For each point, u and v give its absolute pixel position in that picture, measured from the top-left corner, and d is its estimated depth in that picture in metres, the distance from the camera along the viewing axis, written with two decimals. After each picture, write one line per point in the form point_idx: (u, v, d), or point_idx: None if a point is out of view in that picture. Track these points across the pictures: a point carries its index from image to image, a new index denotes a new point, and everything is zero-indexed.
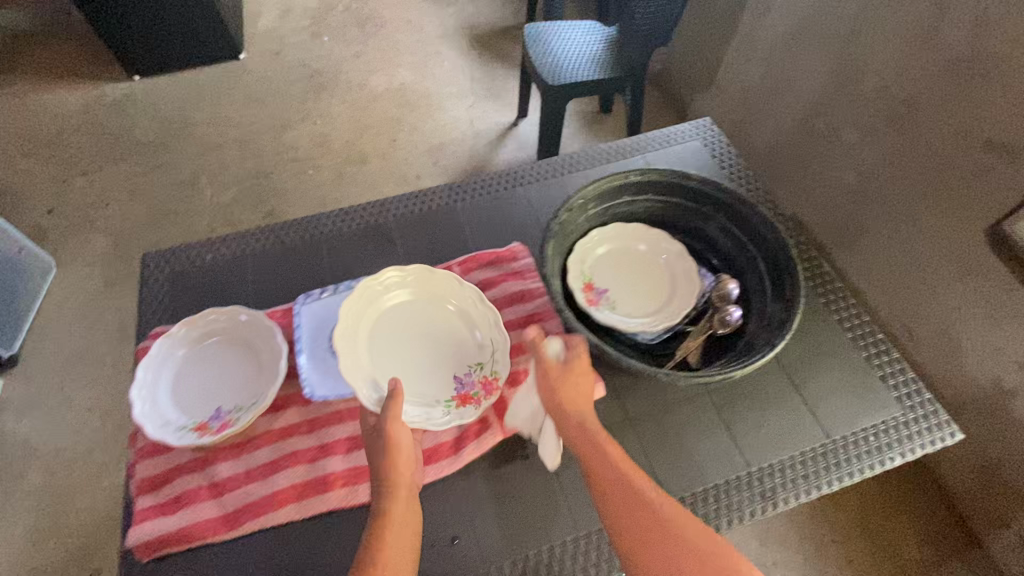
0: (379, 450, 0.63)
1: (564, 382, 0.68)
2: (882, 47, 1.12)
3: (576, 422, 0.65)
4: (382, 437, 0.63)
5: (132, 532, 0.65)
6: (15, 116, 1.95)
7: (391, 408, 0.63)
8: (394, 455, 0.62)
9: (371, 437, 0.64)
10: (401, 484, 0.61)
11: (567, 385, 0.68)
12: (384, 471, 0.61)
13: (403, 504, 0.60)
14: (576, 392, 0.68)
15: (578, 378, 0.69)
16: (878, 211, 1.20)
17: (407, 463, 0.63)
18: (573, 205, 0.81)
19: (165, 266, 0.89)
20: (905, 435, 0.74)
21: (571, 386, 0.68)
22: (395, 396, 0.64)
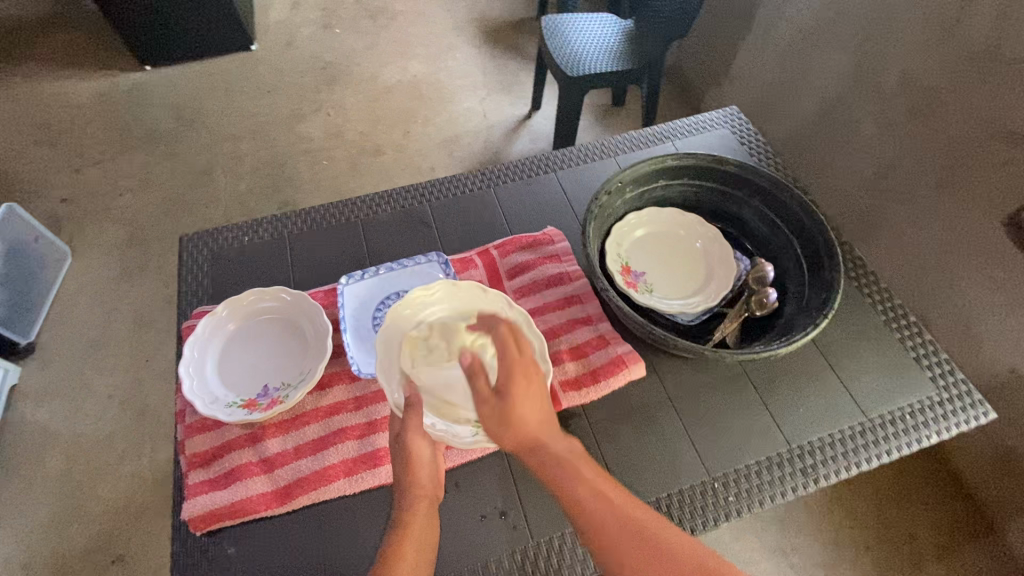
0: (400, 462, 0.61)
1: (518, 401, 0.54)
2: (901, 39, 1.13)
3: (551, 459, 0.56)
4: (402, 447, 0.61)
5: (186, 505, 0.66)
6: (28, 105, 1.94)
7: (410, 420, 0.60)
8: (415, 466, 0.61)
9: (393, 442, 0.63)
10: (423, 496, 0.61)
11: (524, 404, 0.55)
12: (405, 483, 0.61)
13: (424, 516, 0.60)
14: (534, 406, 0.56)
15: (527, 392, 0.55)
16: (893, 202, 1.20)
17: (429, 474, 0.62)
18: (612, 188, 0.82)
19: (205, 249, 0.90)
20: (941, 414, 0.76)
21: (528, 407, 0.55)
22: (414, 405, 0.60)
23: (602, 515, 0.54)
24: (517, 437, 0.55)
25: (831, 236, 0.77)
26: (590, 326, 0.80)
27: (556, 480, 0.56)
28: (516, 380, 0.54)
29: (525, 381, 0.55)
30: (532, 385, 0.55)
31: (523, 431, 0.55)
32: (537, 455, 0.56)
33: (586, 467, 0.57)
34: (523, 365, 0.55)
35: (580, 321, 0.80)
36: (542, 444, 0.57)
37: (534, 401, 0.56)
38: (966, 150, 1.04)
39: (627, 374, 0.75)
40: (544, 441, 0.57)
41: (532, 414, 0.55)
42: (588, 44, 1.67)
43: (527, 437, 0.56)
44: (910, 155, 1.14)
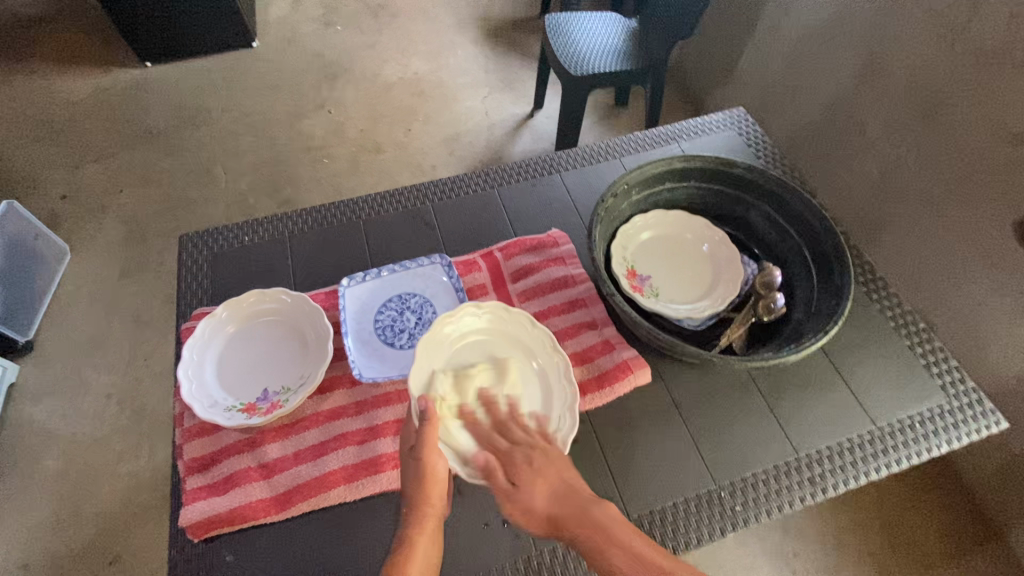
0: (413, 475, 0.60)
1: (525, 484, 0.61)
2: (910, 39, 1.11)
3: (582, 527, 0.59)
4: (417, 458, 0.60)
5: (184, 512, 0.65)
6: (27, 101, 1.93)
7: (427, 432, 0.60)
8: (428, 482, 0.60)
9: (408, 452, 0.62)
10: (431, 513, 0.60)
11: (531, 486, 0.61)
12: (415, 498, 0.60)
13: (430, 533, 0.60)
14: (545, 483, 0.62)
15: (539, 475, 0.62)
16: (901, 207, 1.17)
17: (440, 491, 0.61)
18: (618, 190, 0.81)
19: (204, 249, 0.89)
20: (952, 423, 0.75)
21: (533, 488, 0.61)
22: (431, 419, 0.60)
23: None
24: (538, 516, 0.60)
25: (841, 240, 0.76)
26: (595, 331, 0.79)
27: (592, 552, 0.57)
28: (517, 466, 0.62)
29: (529, 460, 0.62)
30: (536, 464, 0.62)
31: (540, 508, 0.61)
32: (567, 528, 0.59)
33: (620, 530, 0.58)
34: (526, 450, 0.63)
35: (585, 326, 0.79)
36: (571, 516, 0.60)
37: (542, 475, 0.62)
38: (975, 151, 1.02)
39: (633, 380, 0.74)
40: (570, 512, 0.60)
41: (546, 491, 0.61)
42: (594, 43, 1.65)
43: (546, 513, 0.60)
44: (919, 156, 1.12)
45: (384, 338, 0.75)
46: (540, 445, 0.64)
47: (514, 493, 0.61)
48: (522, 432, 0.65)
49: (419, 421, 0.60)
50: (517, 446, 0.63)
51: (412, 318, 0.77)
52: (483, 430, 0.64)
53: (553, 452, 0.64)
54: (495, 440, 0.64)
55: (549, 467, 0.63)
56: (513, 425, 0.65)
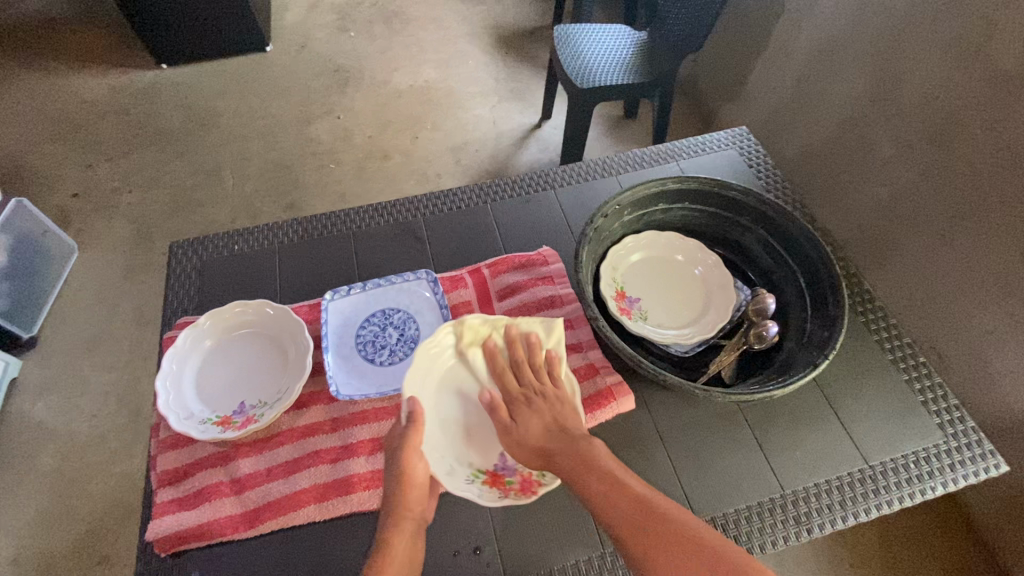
0: (392, 477, 0.59)
1: (523, 419, 0.64)
2: (917, 57, 1.05)
3: (569, 457, 0.60)
4: (396, 462, 0.59)
5: (152, 525, 0.65)
6: (45, 100, 1.97)
7: (411, 433, 0.59)
8: (407, 483, 0.59)
9: (388, 451, 0.60)
10: (409, 516, 0.59)
11: (529, 421, 0.64)
12: (393, 501, 0.58)
13: (408, 539, 0.58)
14: (540, 420, 0.64)
15: (533, 412, 0.64)
16: (912, 230, 1.07)
17: (419, 495, 0.60)
18: (608, 210, 0.79)
19: (194, 257, 0.89)
20: (948, 464, 0.72)
21: (530, 419, 0.64)
22: (417, 421, 0.59)
23: (624, 508, 0.55)
24: (528, 448, 0.62)
25: (837, 269, 0.73)
26: (580, 354, 0.77)
27: (575, 478, 0.59)
28: (520, 403, 0.65)
29: (529, 400, 0.65)
30: (537, 403, 0.65)
31: (534, 442, 0.62)
32: (556, 461, 0.61)
33: (603, 462, 0.59)
34: (524, 391, 0.66)
35: (569, 348, 0.78)
36: (560, 449, 0.61)
37: (539, 412, 0.64)
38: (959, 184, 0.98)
39: (616, 407, 0.72)
40: (562, 446, 0.61)
41: (539, 427, 0.63)
42: (600, 55, 1.63)
43: (538, 445, 0.62)
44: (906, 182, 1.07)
45: (364, 355, 0.74)
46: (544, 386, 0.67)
47: (512, 428, 0.63)
48: (530, 372, 0.67)
49: (405, 422, 0.59)
50: (523, 386, 0.66)
51: (394, 334, 0.76)
52: (499, 364, 0.68)
53: (553, 395, 0.66)
54: (502, 376, 0.67)
55: (551, 409, 0.65)
56: (523, 366, 0.68)
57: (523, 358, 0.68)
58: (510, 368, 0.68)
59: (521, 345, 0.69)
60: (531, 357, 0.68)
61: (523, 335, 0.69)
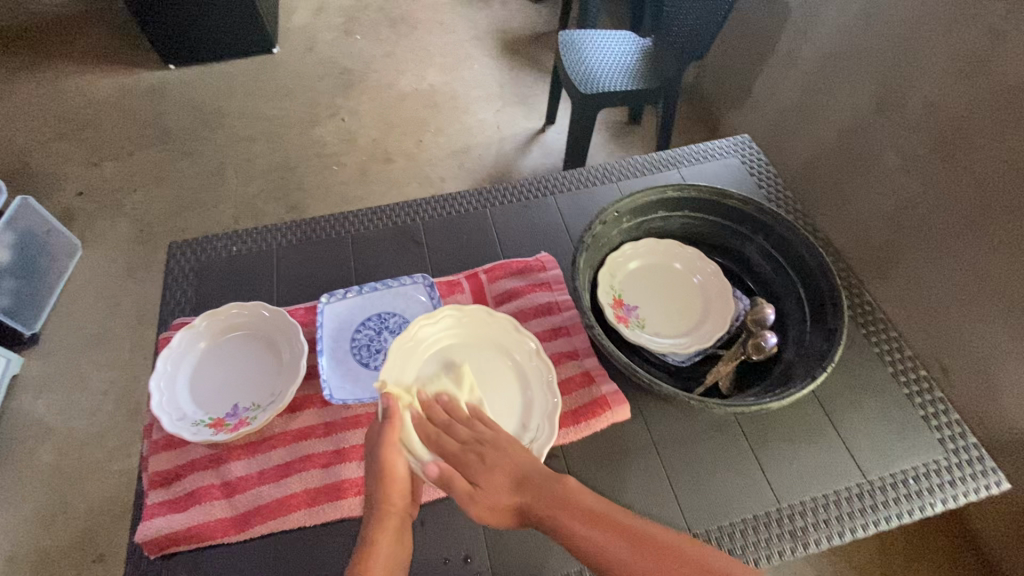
0: (372, 474, 0.59)
1: (484, 481, 0.58)
2: (923, 68, 1.04)
3: (548, 503, 0.57)
4: (377, 459, 0.58)
5: (142, 527, 0.64)
6: (54, 98, 1.99)
7: (387, 430, 0.59)
8: (388, 480, 0.59)
9: (369, 447, 0.60)
10: (393, 512, 0.58)
11: (490, 480, 0.58)
12: (376, 495, 0.58)
13: (393, 534, 0.57)
14: (502, 474, 0.59)
15: (490, 470, 0.59)
16: (916, 239, 1.05)
17: (403, 490, 0.59)
18: (607, 217, 0.78)
19: (192, 258, 0.90)
20: (949, 481, 0.71)
21: (490, 478, 0.58)
22: (393, 418, 0.60)
23: (619, 547, 0.53)
24: (501, 510, 0.58)
25: (837, 281, 0.72)
26: (575, 361, 0.77)
27: (560, 526, 0.56)
28: (468, 464, 0.59)
29: (477, 455, 0.59)
30: (485, 457, 0.60)
31: (505, 501, 0.58)
32: (533, 514, 0.57)
33: (582, 499, 0.57)
34: (468, 448, 0.60)
35: (565, 355, 0.77)
36: (535, 500, 0.57)
37: (494, 467, 0.59)
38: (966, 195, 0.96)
39: (610, 416, 0.72)
40: (533, 493, 0.57)
41: (503, 482, 0.58)
42: (606, 61, 1.63)
43: (509, 503, 0.58)
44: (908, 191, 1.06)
45: (359, 359, 0.74)
46: (487, 437, 0.61)
47: (476, 493, 0.58)
48: (466, 427, 0.61)
49: (381, 418, 0.60)
50: (465, 445, 0.60)
51: (389, 338, 0.76)
52: (427, 429, 0.61)
53: (502, 444, 0.61)
54: (439, 440, 0.60)
55: (503, 459, 0.60)
56: (455, 422, 0.62)
57: (450, 413, 0.63)
58: (442, 429, 0.61)
59: (439, 402, 0.64)
60: (456, 412, 0.63)
61: (436, 397, 0.64)
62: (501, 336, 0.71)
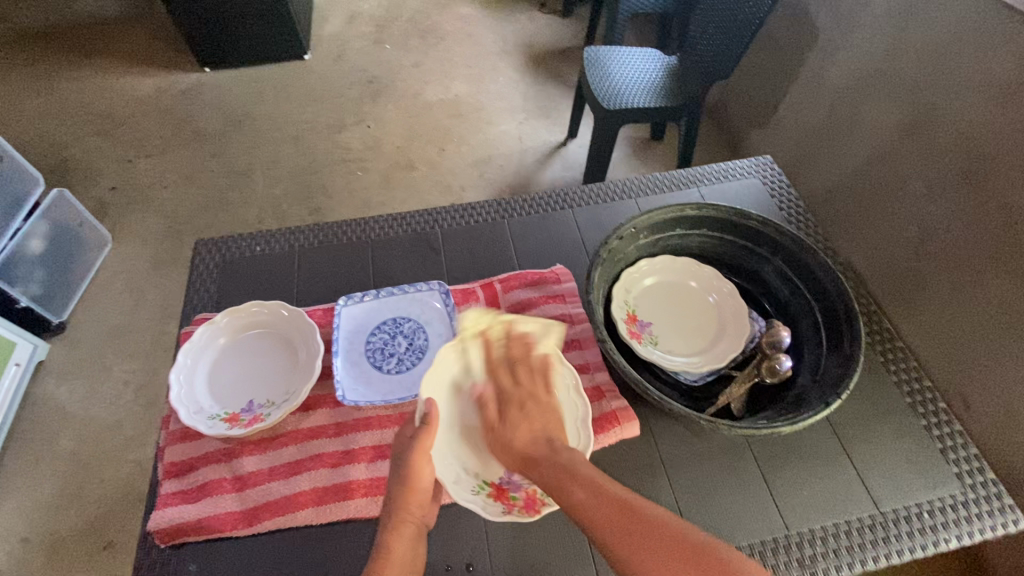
0: (397, 482, 0.58)
1: (511, 421, 0.63)
2: (953, 93, 1.01)
3: (551, 465, 0.57)
4: (402, 467, 0.58)
5: (154, 515, 0.66)
6: (93, 96, 2.07)
7: (423, 436, 0.59)
8: (413, 489, 0.58)
9: (396, 454, 0.60)
10: (409, 521, 0.58)
11: (518, 425, 0.62)
12: (395, 504, 0.58)
13: (408, 544, 0.57)
14: (529, 426, 0.62)
15: (521, 419, 0.63)
16: (942, 268, 0.98)
17: (422, 500, 0.59)
18: (624, 232, 0.78)
19: (218, 255, 0.92)
20: (965, 516, 0.69)
21: (520, 423, 0.62)
22: (430, 424, 0.59)
23: (605, 512, 0.51)
24: (512, 453, 0.60)
25: (855, 306, 0.71)
26: (587, 375, 0.77)
27: (557, 485, 0.55)
28: (511, 404, 0.64)
29: (522, 405, 0.64)
30: (527, 407, 0.64)
31: (517, 446, 0.60)
32: (538, 470, 0.57)
33: (585, 469, 0.56)
34: (516, 392, 0.65)
35: (576, 368, 0.77)
36: (544, 459, 0.58)
37: (529, 419, 0.63)
38: (989, 227, 0.91)
39: (619, 432, 0.72)
40: (546, 451, 0.58)
41: (527, 432, 0.61)
42: (630, 78, 1.64)
43: (522, 453, 0.59)
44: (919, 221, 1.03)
45: (372, 361, 0.75)
46: (536, 391, 0.65)
47: (499, 429, 0.62)
48: (526, 373, 0.66)
49: (418, 423, 0.60)
50: (519, 387, 0.65)
51: (403, 343, 0.77)
52: (493, 360, 0.67)
53: (545, 401, 0.65)
54: (496, 372, 0.66)
55: (541, 418, 0.63)
56: (521, 364, 0.67)
57: (520, 354, 0.68)
58: (505, 365, 0.67)
59: (518, 343, 0.68)
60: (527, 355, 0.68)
61: (521, 334, 0.69)
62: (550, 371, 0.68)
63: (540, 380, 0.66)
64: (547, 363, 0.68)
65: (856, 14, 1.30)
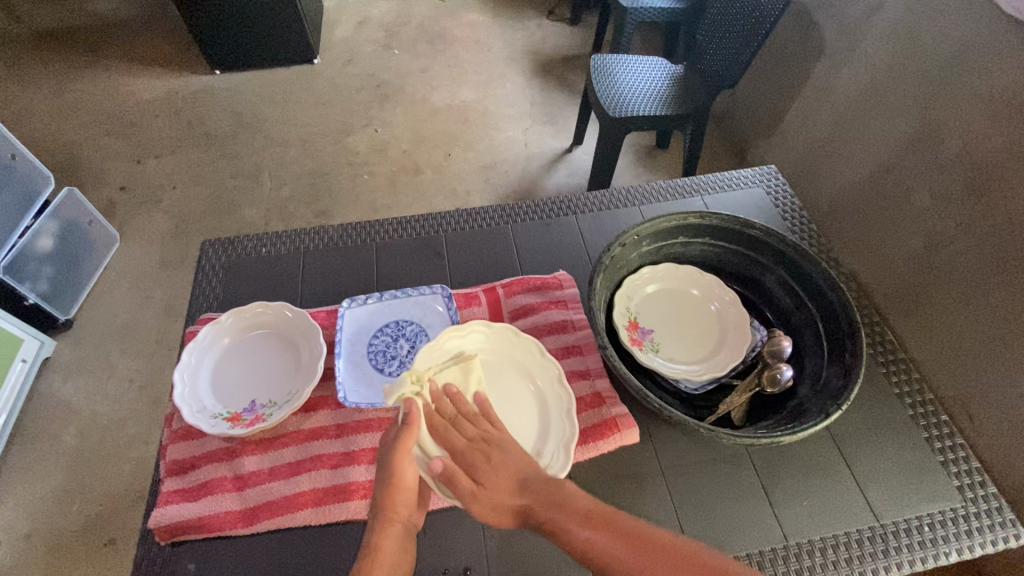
0: (382, 480, 0.58)
1: (487, 477, 0.58)
2: (959, 106, 1.01)
3: (549, 508, 0.55)
4: (387, 466, 0.59)
5: (155, 513, 0.66)
6: (106, 97, 2.09)
7: (403, 438, 0.59)
8: (397, 489, 0.58)
9: (380, 455, 0.60)
10: (396, 519, 0.58)
11: (494, 480, 0.58)
12: (382, 503, 0.58)
13: (396, 544, 0.58)
14: (506, 473, 0.59)
15: (497, 472, 0.59)
16: (946, 281, 0.98)
17: (408, 500, 0.59)
18: (627, 239, 0.79)
19: (224, 255, 0.93)
20: (966, 530, 0.69)
21: (492, 477, 0.58)
22: (412, 424, 0.59)
23: (612, 548, 0.51)
24: (504, 509, 0.57)
25: (856, 318, 0.71)
26: (587, 381, 0.77)
27: (554, 525, 0.54)
28: (476, 462, 0.59)
29: (485, 455, 0.60)
30: (493, 459, 0.59)
31: (507, 501, 0.57)
32: (533, 514, 0.56)
33: (575, 500, 0.55)
34: (472, 447, 0.60)
35: (577, 374, 0.77)
36: (535, 500, 0.56)
37: (500, 469, 0.59)
38: (993, 241, 0.91)
39: (619, 439, 0.72)
40: (534, 490, 0.57)
41: (508, 483, 0.58)
42: (637, 86, 1.65)
43: (513, 504, 0.57)
44: (925, 233, 1.03)
45: (374, 363, 0.76)
46: (492, 432, 0.62)
47: (479, 492, 0.57)
48: (471, 425, 0.62)
49: (401, 423, 0.60)
50: (472, 442, 0.60)
51: (405, 345, 0.77)
52: (434, 423, 0.62)
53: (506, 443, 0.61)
54: (444, 435, 0.61)
55: (512, 460, 0.60)
56: (465, 421, 0.62)
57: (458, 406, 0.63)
58: (449, 424, 0.61)
59: (448, 397, 0.63)
60: (462, 407, 0.63)
61: (444, 389, 0.64)
62: (527, 359, 0.71)
63: (488, 421, 0.63)
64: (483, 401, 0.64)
65: (863, 25, 1.30)
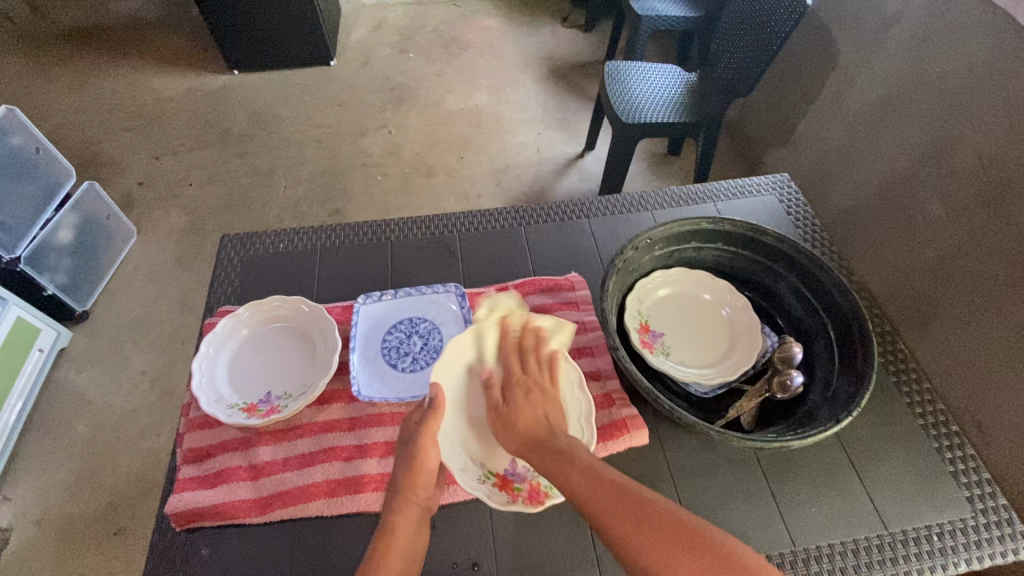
0: (404, 460, 0.61)
1: (516, 404, 0.65)
2: (974, 119, 1.01)
3: (550, 451, 0.59)
4: (410, 448, 0.62)
5: (171, 499, 0.68)
6: (126, 95, 2.13)
7: (430, 420, 0.63)
8: (418, 468, 0.61)
9: (403, 437, 0.63)
10: (414, 502, 0.60)
11: (522, 410, 0.64)
12: (402, 483, 0.60)
13: (413, 522, 0.59)
14: (533, 411, 0.64)
15: (522, 409, 0.64)
16: (958, 293, 0.97)
17: (427, 482, 0.62)
18: (639, 243, 0.79)
19: (242, 250, 0.95)
20: (976, 541, 0.69)
21: (523, 407, 0.64)
22: (436, 408, 0.64)
23: (607, 500, 0.52)
24: (516, 435, 0.62)
25: (868, 326, 0.71)
26: (598, 382, 0.78)
27: (561, 466, 0.57)
28: (517, 392, 0.66)
29: (527, 392, 0.66)
30: (532, 396, 0.65)
31: (522, 428, 0.62)
32: (543, 448, 0.59)
33: (583, 456, 0.58)
34: (523, 380, 0.67)
35: (588, 375, 0.78)
36: (550, 437, 0.60)
37: (533, 405, 0.64)
38: (1007, 254, 0.90)
39: (628, 440, 0.72)
40: (547, 435, 0.61)
41: (530, 417, 0.63)
42: (650, 93, 1.66)
43: (526, 434, 0.61)
44: (938, 246, 1.03)
45: (387, 359, 0.77)
46: (546, 382, 0.68)
47: (504, 411, 0.64)
48: (536, 361, 0.69)
49: (426, 407, 0.64)
50: (529, 374, 0.68)
51: (418, 342, 0.78)
52: (507, 347, 0.71)
53: (550, 393, 0.67)
54: (507, 359, 0.69)
55: (545, 403, 0.65)
56: (531, 355, 0.70)
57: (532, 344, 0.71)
58: (518, 353, 0.70)
59: (531, 334, 0.72)
60: (540, 347, 0.71)
61: (534, 328, 0.72)
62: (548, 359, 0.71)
63: (546, 370, 0.69)
64: (554, 358, 0.70)
65: (878, 37, 1.30)
